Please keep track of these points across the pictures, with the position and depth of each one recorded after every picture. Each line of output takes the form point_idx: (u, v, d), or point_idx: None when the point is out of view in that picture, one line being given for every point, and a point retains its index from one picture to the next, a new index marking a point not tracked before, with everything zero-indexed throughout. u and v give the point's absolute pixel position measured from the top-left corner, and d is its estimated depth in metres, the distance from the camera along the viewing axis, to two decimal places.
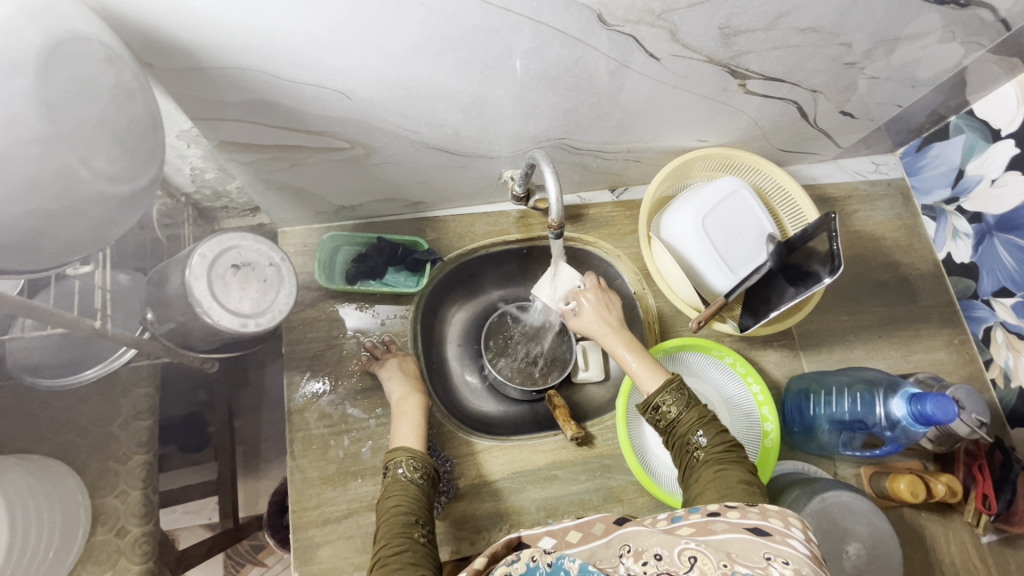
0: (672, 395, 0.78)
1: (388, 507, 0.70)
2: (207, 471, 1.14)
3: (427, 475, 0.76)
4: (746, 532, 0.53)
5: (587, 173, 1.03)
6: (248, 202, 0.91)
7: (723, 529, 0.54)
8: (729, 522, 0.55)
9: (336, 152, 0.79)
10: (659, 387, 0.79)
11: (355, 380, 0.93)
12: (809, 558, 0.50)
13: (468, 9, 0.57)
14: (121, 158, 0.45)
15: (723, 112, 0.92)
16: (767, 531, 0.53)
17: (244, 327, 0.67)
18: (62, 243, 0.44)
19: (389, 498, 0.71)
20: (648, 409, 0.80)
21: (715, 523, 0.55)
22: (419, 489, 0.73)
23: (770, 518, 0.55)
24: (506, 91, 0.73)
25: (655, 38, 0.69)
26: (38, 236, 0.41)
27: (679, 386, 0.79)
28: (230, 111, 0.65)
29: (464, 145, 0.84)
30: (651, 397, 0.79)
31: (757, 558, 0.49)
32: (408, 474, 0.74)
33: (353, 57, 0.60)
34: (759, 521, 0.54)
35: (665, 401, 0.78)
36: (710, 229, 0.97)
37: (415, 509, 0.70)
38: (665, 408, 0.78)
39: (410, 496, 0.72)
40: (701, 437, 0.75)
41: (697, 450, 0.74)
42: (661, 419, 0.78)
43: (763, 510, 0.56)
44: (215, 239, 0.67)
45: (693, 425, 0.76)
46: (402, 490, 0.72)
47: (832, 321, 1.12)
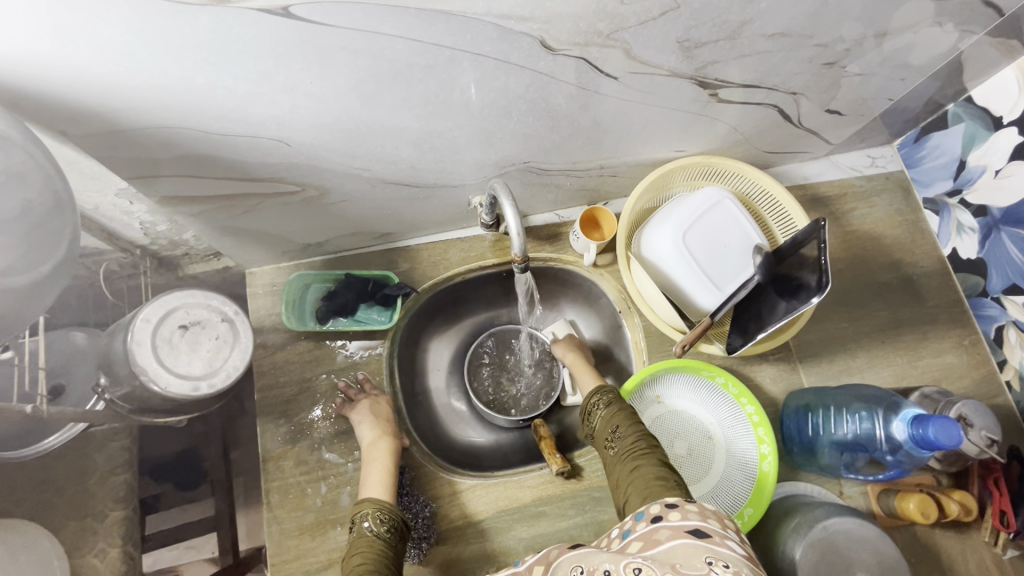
0: (600, 396, 0.81)
1: (353, 564, 0.66)
2: (200, 507, 0.82)
3: (396, 527, 0.73)
4: (688, 536, 0.51)
5: (561, 192, 0.98)
6: (209, 248, 0.88)
7: (667, 537, 0.52)
8: (671, 528, 0.53)
9: (288, 196, 0.75)
10: (593, 391, 0.83)
11: (330, 424, 0.91)
12: (746, 558, 0.49)
13: (395, 48, 0.53)
14: (17, 247, 0.42)
15: (698, 122, 0.87)
16: (707, 533, 0.51)
17: (195, 390, 0.65)
18: None
19: (354, 555, 0.67)
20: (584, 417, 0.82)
21: (659, 532, 0.53)
22: (386, 544, 0.70)
23: (708, 519, 0.53)
24: (458, 122, 0.69)
25: (609, 58, 0.64)
26: None
27: (608, 389, 0.82)
28: (163, 167, 0.62)
29: (424, 177, 0.80)
30: (587, 402, 0.83)
31: (699, 564, 0.47)
32: (374, 527, 0.71)
33: (282, 105, 0.57)
34: (698, 522, 0.52)
35: (595, 405, 0.81)
36: (692, 244, 0.92)
37: (380, 565, 0.66)
38: (594, 411, 0.80)
39: (376, 551, 0.68)
40: (617, 434, 0.74)
41: (612, 446, 0.74)
42: (590, 422, 0.80)
43: (700, 510, 0.54)
44: (158, 301, 0.65)
45: (612, 422, 0.76)
46: (368, 546, 0.68)
47: (832, 329, 1.06)
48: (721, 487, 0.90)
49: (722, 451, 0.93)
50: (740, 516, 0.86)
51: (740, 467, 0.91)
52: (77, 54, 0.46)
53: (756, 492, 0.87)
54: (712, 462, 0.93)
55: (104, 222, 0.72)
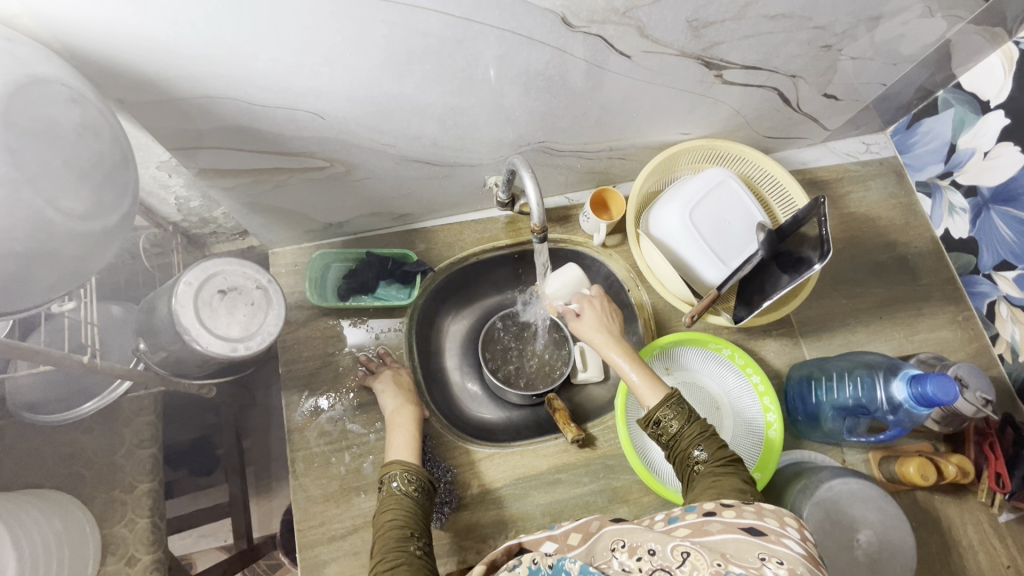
0: (673, 410, 0.76)
1: (384, 522, 0.70)
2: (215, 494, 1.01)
3: (423, 487, 0.76)
4: (740, 532, 0.53)
5: (571, 173, 1.03)
6: (236, 226, 0.91)
7: (718, 530, 0.54)
8: (724, 522, 0.55)
9: (316, 172, 0.79)
10: (662, 400, 0.77)
11: (352, 396, 0.94)
12: (803, 556, 0.50)
13: (430, 22, 0.57)
14: (92, 195, 0.46)
15: (703, 103, 0.91)
16: (762, 531, 0.53)
17: (233, 351, 0.68)
18: (50, 280, 0.45)
19: (385, 513, 0.71)
20: (649, 424, 0.77)
21: (710, 523, 0.56)
22: (413, 501, 0.73)
23: (765, 517, 0.55)
24: (479, 100, 0.73)
25: (624, 36, 0.69)
26: (8, 279, 0.42)
27: (680, 401, 0.76)
28: (204, 139, 0.66)
29: (443, 156, 0.84)
30: (651, 411, 0.77)
31: (751, 559, 0.49)
32: (402, 487, 0.75)
33: (321, 78, 0.61)
34: (753, 520, 0.54)
35: (666, 416, 0.76)
36: (698, 222, 0.96)
37: (410, 523, 0.70)
38: (665, 423, 0.76)
39: (404, 508, 0.72)
40: (702, 452, 0.72)
41: (698, 465, 0.72)
42: (659, 432, 0.76)
43: (757, 510, 0.56)
44: (199, 266, 0.68)
45: (695, 440, 0.74)
46: (397, 503, 0.72)
47: (831, 306, 1.10)
48: None
49: (729, 419, 0.96)
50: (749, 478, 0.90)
51: (747, 436, 0.94)
52: (141, 22, 0.49)
53: (763, 458, 0.91)
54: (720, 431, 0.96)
55: (143, 197, 0.76)
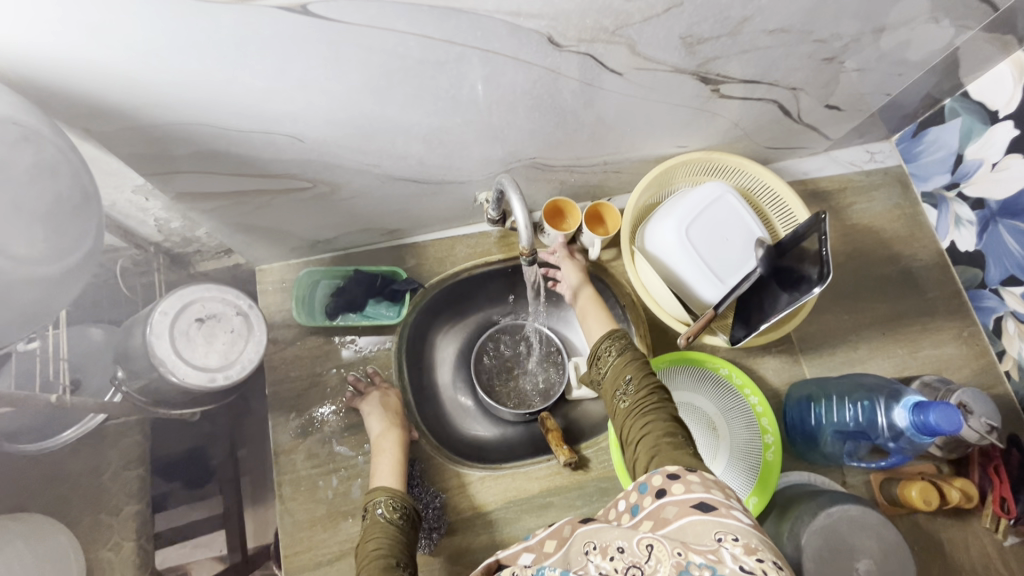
0: (612, 344, 0.80)
1: (368, 550, 0.68)
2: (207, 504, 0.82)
3: (408, 514, 0.75)
4: (694, 512, 0.51)
5: (565, 187, 1.00)
6: (220, 245, 0.89)
7: (675, 515, 0.52)
8: (677, 503, 0.53)
9: (300, 192, 0.77)
10: (604, 336, 0.82)
11: (342, 417, 0.92)
12: (753, 525, 0.49)
13: (408, 44, 0.55)
14: (47, 236, 0.44)
15: (700, 117, 0.88)
16: (713, 505, 0.51)
17: (212, 381, 0.66)
18: (7, 324, 0.43)
19: (369, 541, 0.69)
20: (592, 360, 0.82)
21: (666, 508, 0.53)
22: (399, 529, 0.72)
23: (711, 489, 0.53)
24: (466, 118, 0.71)
25: (614, 54, 0.66)
26: None
27: (619, 336, 0.81)
28: (180, 163, 0.64)
29: (431, 173, 0.81)
30: (597, 345, 0.82)
31: (709, 541, 0.47)
32: (387, 514, 0.74)
33: (297, 102, 0.59)
34: (702, 494, 0.53)
35: (606, 350, 0.80)
36: (695, 238, 0.93)
37: (394, 551, 0.68)
38: (605, 357, 0.80)
39: (390, 537, 0.70)
40: (629, 385, 0.75)
41: (625, 398, 0.74)
42: (599, 367, 0.80)
43: (702, 481, 0.55)
44: (175, 294, 0.66)
45: (625, 373, 0.76)
46: (382, 532, 0.71)
47: (832, 322, 1.07)
48: (725, 476, 0.91)
49: (725, 440, 0.94)
50: (745, 502, 0.88)
51: (745, 458, 0.92)
52: (101, 50, 0.47)
53: (761, 481, 0.88)
54: (717, 452, 0.94)
55: (121, 220, 0.74)
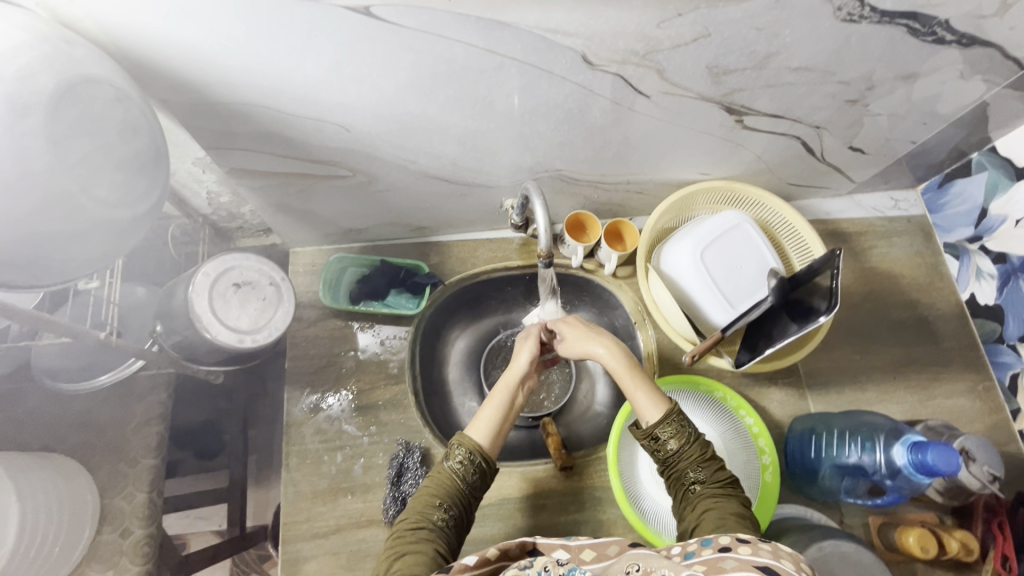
0: (673, 428, 0.70)
1: (425, 486, 0.68)
2: (215, 478, 0.98)
3: (482, 474, 0.71)
4: (756, 571, 0.46)
5: (588, 202, 1.04)
6: (261, 223, 0.95)
7: (733, 566, 0.47)
8: (739, 560, 0.48)
9: (340, 180, 0.83)
10: (660, 415, 0.72)
11: (352, 398, 0.96)
12: None
13: (454, 51, 0.60)
14: (121, 184, 0.50)
15: (724, 146, 0.92)
16: (780, 573, 0.45)
17: (241, 342, 0.71)
18: (82, 258, 0.50)
19: (430, 480, 0.69)
20: (646, 439, 0.72)
21: (725, 560, 0.48)
22: (464, 486, 0.69)
23: (781, 559, 0.48)
24: (499, 125, 0.76)
25: (643, 77, 0.70)
26: (39, 252, 0.47)
27: (681, 417, 0.72)
28: (238, 140, 0.70)
29: (463, 174, 0.87)
30: (651, 424, 0.71)
31: None
32: (457, 467, 0.69)
33: (349, 95, 0.65)
34: (769, 560, 0.47)
35: (666, 432, 0.70)
36: (710, 261, 0.96)
37: (445, 497, 0.67)
38: (664, 442, 0.71)
39: (452, 487, 0.68)
40: (698, 473, 0.69)
41: (691, 487, 0.68)
42: (656, 450, 0.71)
43: (773, 551, 0.49)
44: (217, 259, 0.72)
45: (693, 463, 0.69)
46: (442, 477, 0.69)
47: (843, 361, 1.07)
48: None
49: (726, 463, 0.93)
50: None
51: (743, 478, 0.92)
52: (189, 32, 0.54)
53: (760, 502, 0.89)
54: None
55: (178, 188, 0.81)
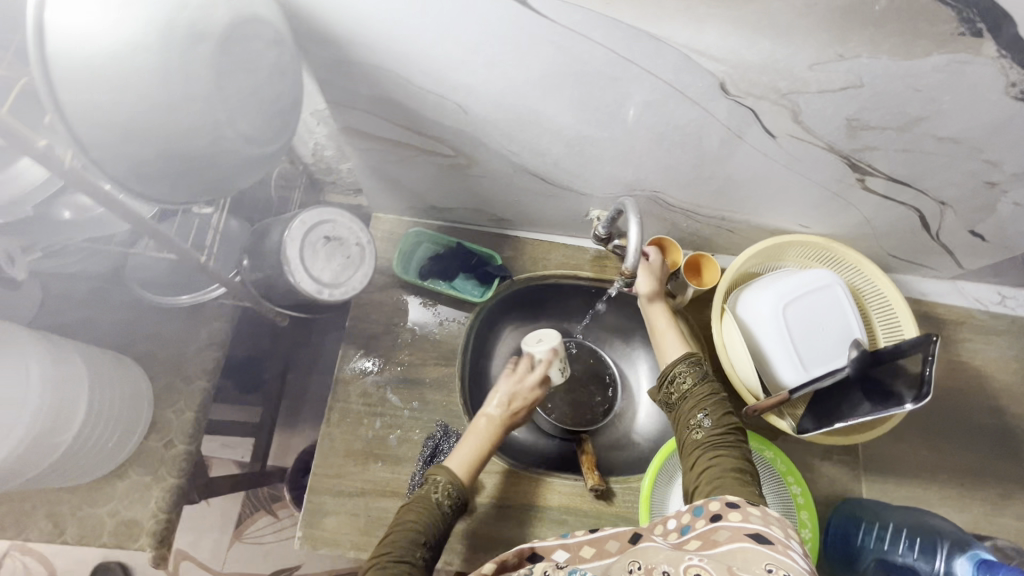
0: (690, 369, 0.82)
1: (403, 515, 0.70)
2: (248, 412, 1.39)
3: (459, 506, 0.73)
4: (748, 540, 0.54)
5: (675, 229, 1.01)
6: (353, 182, 0.97)
7: (726, 539, 0.55)
8: (731, 530, 0.56)
9: (441, 158, 0.84)
10: (679, 359, 0.83)
11: (400, 369, 0.98)
12: (808, 569, 0.50)
13: (593, 54, 0.59)
14: (257, 122, 0.57)
15: (833, 202, 0.88)
16: (769, 540, 0.53)
17: (318, 293, 0.73)
18: (214, 178, 0.56)
19: (408, 507, 0.71)
20: (665, 382, 0.84)
21: (718, 533, 0.56)
22: (443, 516, 0.71)
23: (771, 526, 0.56)
24: (612, 136, 0.75)
25: (775, 116, 0.67)
26: (192, 172, 0.52)
27: (698, 362, 0.82)
28: (360, 101, 0.72)
29: (560, 177, 0.86)
30: (671, 368, 0.84)
31: (757, 569, 0.49)
32: (438, 497, 0.72)
33: (477, 78, 0.65)
34: (760, 527, 0.55)
35: (681, 373, 0.82)
36: (790, 317, 0.91)
37: (426, 530, 0.68)
38: (679, 380, 0.82)
39: (430, 517, 0.70)
40: (703, 418, 0.77)
41: (696, 429, 0.77)
42: (672, 391, 0.82)
43: (762, 516, 0.57)
44: (315, 210, 0.75)
45: (700, 405, 0.78)
46: (423, 506, 0.71)
47: (908, 452, 1.00)
48: None
49: None
50: None
51: None
52: None
53: None
54: None
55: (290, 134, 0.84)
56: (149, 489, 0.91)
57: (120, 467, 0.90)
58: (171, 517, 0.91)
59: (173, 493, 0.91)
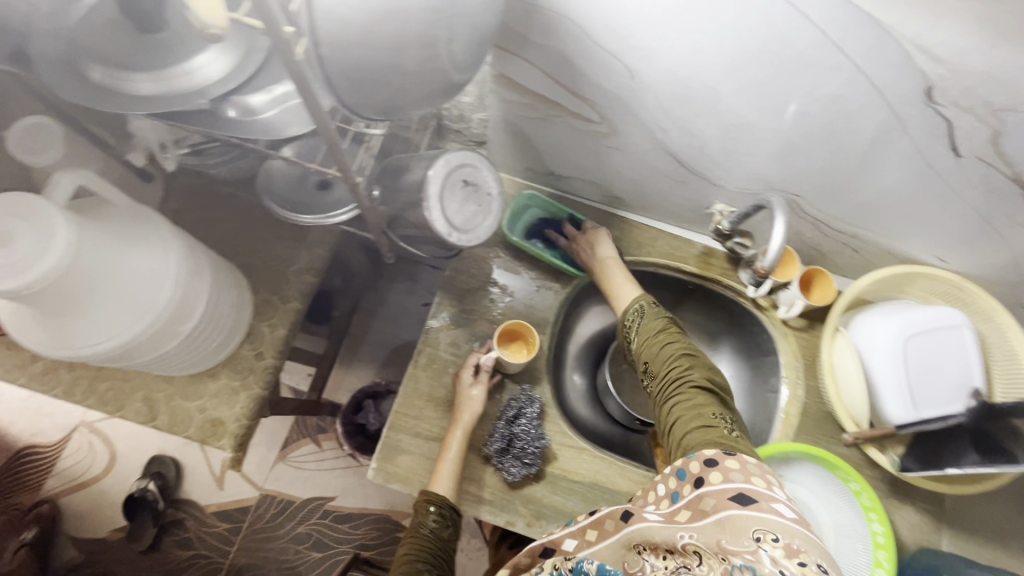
0: (636, 311, 0.88)
1: (402, 553, 0.80)
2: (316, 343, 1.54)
3: (450, 522, 0.83)
4: (733, 504, 0.53)
5: (796, 239, 0.97)
6: (479, 135, 0.97)
7: (714, 506, 0.54)
8: (716, 495, 0.55)
9: (584, 122, 0.82)
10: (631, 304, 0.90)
11: (490, 327, 0.98)
12: (795, 519, 0.52)
13: (802, 35, 0.57)
14: (469, 48, 0.53)
15: (987, 239, 0.82)
16: (752, 498, 0.54)
17: (448, 236, 0.72)
18: (410, 100, 0.52)
19: (404, 547, 0.81)
20: (621, 335, 0.90)
21: (704, 499, 0.56)
22: (435, 537, 0.81)
23: (751, 479, 0.56)
24: (776, 128, 0.71)
25: (971, 132, 0.62)
26: (397, 85, 0.49)
27: (644, 303, 0.88)
28: (527, 49, 0.70)
29: (699, 163, 0.83)
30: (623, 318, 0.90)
31: (748, 540, 0.50)
32: (426, 529, 0.82)
33: (663, 40, 0.62)
34: (741, 484, 0.55)
35: (629, 320, 0.88)
36: (907, 352, 0.87)
37: (423, 556, 0.79)
38: (628, 329, 0.88)
39: (424, 545, 0.80)
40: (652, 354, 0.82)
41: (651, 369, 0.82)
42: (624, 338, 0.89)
43: (741, 468, 0.57)
44: (459, 152, 0.74)
45: (642, 345, 0.84)
46: (415, 539, 0.81)
47: (1000, 515, 0.94)
48: None
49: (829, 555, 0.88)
50: None
51: None
52: None
53: None
54: None
55: None
56: (235, 395, 0.93)
57: (212, 368, 0.93)
58: (252, 424, 0.94)
59: (258, 403, 0.94)
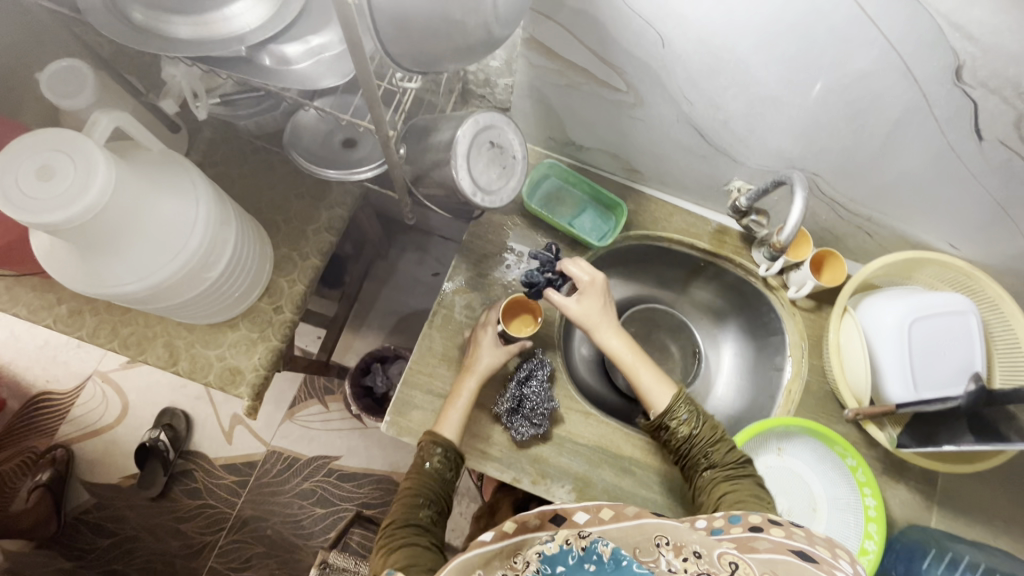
0: (685, 407, 0.86)
1: (403, 489, 0.84)
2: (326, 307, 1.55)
3: (453, 464, 0.86)
4: (790, 554, 0.52)
5: (811, 220, 0.98)
6: (502, 101, 0.97)
7: (767, 547, 0.54)
8: (772, 543, 0.55)
9: (610, 91, 0.83)
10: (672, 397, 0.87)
11: (505, 293, 1.00)
12: None
13: (838, 7, 0.58)
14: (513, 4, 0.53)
15: (1000, 226, 0.83)
16: (814, 557, 0.52)
17: (472, 196, 0.74)
18: (450, 52, 0.53)
19: (405, 483, 0.84)
20: (657, 428, 0.87)
21: (758, 542, 0.55)
22: (436, 477, 0.84)
23: (816, 544, 0.55)
24: (803, 104, 0.72)
25: (996, 115, 0.64)
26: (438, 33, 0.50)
27: (689, 401, 0.87)
28: (561, 13, 0.70)
29: (723, 138, 0.84)
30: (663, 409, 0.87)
31: None
32: (427, 468, 0.84)
33: (699, 10, 0.63)
34: (805, 544, 0.54)
35: (677, 421, 0.85)
36: (912, 336, 0.89)
37: (422, 494, 0.83)
38: (675, 428, 0.85)
39: (425, 483, 0.84)
40: (710, 456, 0.83)
41: (706, 465, 0.83)
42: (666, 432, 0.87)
43: (808, 536, 0.56)
44: (486, 113, 0.75)
45: (700, 447, 0.84)
46: (417, 476, 0.84)
47: (988, 497, 0.97)
48: None
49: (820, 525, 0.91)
50: None
51: None
52: None
53: None
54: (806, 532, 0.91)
55: None
56: (254, 346, 0.96)
57: (233, 318, 0.96)
58: (269, 375, 0.96)
59: (276, 355, 0.97)
